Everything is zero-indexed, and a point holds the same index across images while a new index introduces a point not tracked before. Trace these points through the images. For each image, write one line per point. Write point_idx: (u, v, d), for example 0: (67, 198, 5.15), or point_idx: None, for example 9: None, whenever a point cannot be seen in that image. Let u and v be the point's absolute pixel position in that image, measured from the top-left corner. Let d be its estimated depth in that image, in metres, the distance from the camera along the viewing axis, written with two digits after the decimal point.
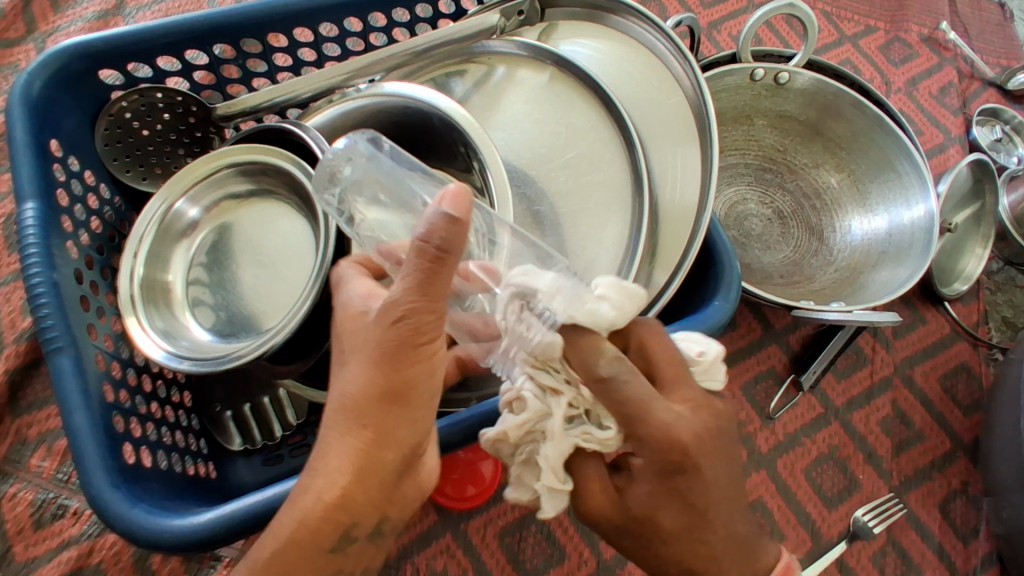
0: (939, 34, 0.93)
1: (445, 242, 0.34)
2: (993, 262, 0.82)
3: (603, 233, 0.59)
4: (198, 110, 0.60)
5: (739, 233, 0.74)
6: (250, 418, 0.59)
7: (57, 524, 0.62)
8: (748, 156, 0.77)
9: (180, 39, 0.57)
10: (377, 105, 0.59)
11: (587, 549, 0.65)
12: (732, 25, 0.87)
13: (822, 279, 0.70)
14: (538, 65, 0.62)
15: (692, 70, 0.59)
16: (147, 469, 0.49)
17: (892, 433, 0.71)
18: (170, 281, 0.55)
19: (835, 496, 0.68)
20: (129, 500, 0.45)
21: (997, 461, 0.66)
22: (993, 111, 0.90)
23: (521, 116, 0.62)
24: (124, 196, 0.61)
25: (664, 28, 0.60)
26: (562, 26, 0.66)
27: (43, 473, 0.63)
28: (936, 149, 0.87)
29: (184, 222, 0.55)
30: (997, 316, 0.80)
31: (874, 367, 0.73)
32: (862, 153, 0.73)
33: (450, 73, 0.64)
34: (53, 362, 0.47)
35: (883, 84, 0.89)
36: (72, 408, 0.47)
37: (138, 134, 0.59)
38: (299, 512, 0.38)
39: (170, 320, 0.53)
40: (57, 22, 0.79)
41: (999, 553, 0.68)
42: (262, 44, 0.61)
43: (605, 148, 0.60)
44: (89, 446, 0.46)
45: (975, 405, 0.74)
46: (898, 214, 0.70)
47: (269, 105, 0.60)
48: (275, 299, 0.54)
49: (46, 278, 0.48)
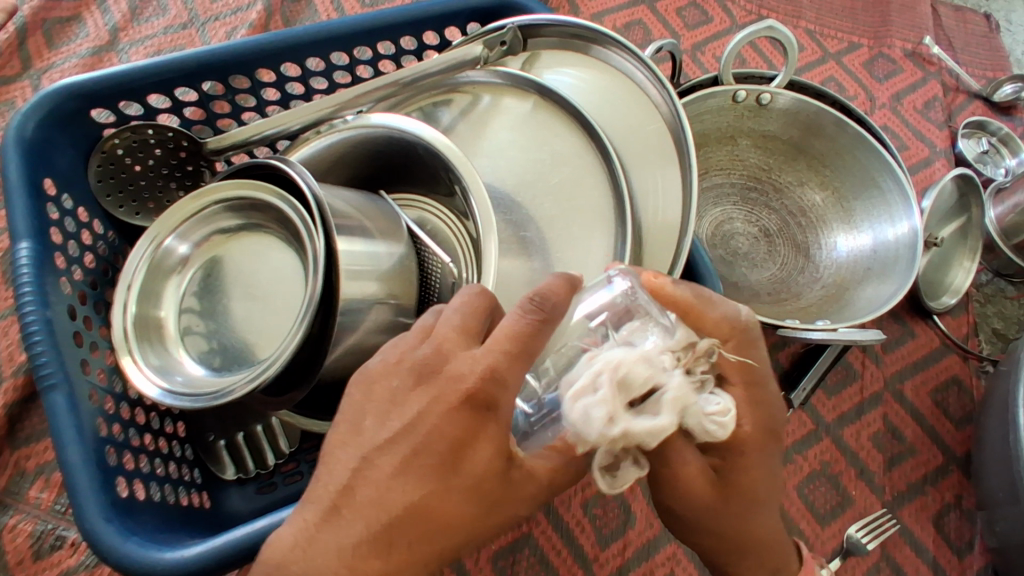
0: (923, 49, 0.94)
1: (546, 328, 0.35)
2: (982, 274, 0.83)
3: (589, 256, 0.59)
4: (188, 145, 0.61)
5: (726, 252, 0.75)
6: (243, 448, 0.59)
7: (56, 555, 0.63)
8: (733, 176, 0.78)
9: (170, 77, 0.58)
10: (364, 135, 0.60)
11: (580, 571, 0.65)
12: (715, 46, 0.88)
13: (809, 296, 0.71)
14: (522, 93, 0.63)
15: (670, 97, 0.60)
16: (140, 501, 0.50)
17: (883, 448, 0.72)
18: (162, 316, 0.56)
19: (828, 512, 0.68)
20: (122, 534, 0.46)
21: (988, 475, 0.66)
22: (979, 123, 0.91)
23: (507, 143, 0.63)
24: (118, 231, 0.62)
25: (643, 57, 0.62)
26: (545, 54, 0.67)
27: (41, 505, 0.64)
28: (922, 163, 0.88)
29: (174, 258, 0.56)
30: (987, 328, 0.80)
31: (864, 382, 0.74)
32: (846, 170, 0.74)
33: (437, 102, 0.65)
34: (47, 398, 0.49)
35: (867, 101, 0.90)
36: (65, 444, 0.48)
37: (131, 170, 0.61)
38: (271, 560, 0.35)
39: (163, 354, 0.54)
40: (53, 60, 0.80)
41: (994, 567, 0.68)
42: (251, 80, 0.62)
43: (589, 174, 0.61)
44: (83, 481, 0.47)
45: (967, 418, 0.75)
46: (882, 232, 0.70)
47: (260, 138, 0.62)
48: (266, 331, 0.55)
49: (40, 315, 0.50)
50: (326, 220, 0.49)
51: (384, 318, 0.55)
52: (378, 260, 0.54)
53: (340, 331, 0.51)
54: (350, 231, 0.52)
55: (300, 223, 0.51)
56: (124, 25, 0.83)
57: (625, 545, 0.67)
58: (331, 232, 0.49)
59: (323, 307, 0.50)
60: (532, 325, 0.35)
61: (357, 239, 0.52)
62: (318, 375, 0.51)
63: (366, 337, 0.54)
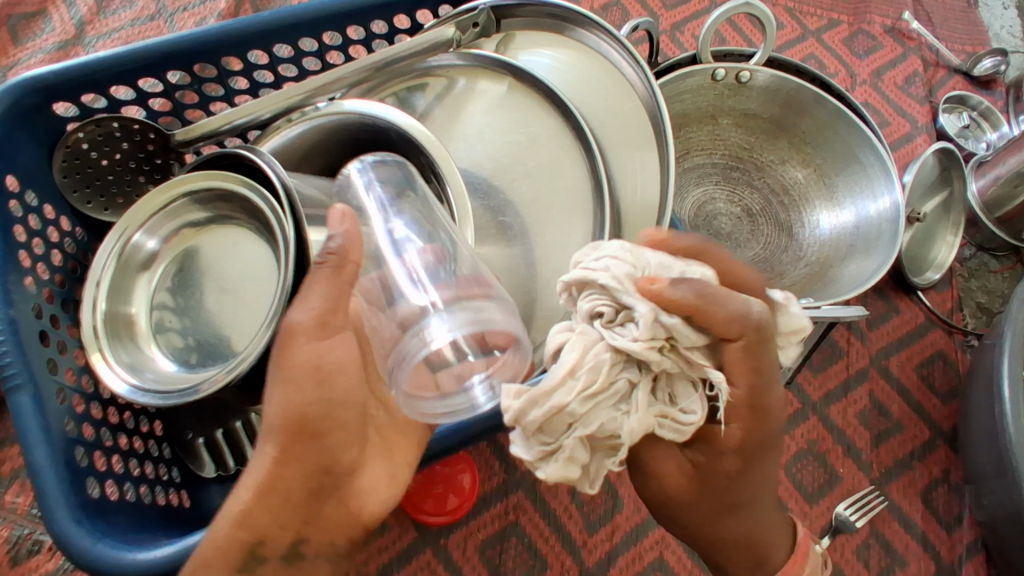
0: (902, 25, 0.94)
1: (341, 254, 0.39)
2: (965, 248, 0.82)
3: (568, 238, 0.59)
4: (156, 137, 0.59)
5: (708, 233, 0.74)
6: (223, 444, 0.57)
7: (33, 560, 0.60)
8: (714, 156, 0.77)
9: (134, 67, 0.56)
10: (336, 122, 0.59)
11: (569, 558, 0.64)
12: (694, 26, 0.88)
13: (793, 275, 0.71)
14: (496, 76, 0.62)
15: (645, 76, 0.59)
16: (113, 502, 0.49)
17: (870, 425, 0.71)
18: (133, 313, 0.54)
19: (816, 490, 0.68)
20: (94, 535, 0.44)
21: (975, 448, 0.66)
22: (960, 98, 0.90)
23: (482, 127, 0.62)
24: (85, 227, 0.60)
25: (620, 37, 0.60)
26: (519, 36, 0.66)
27: (16, 509, 0.61)
28: (903, 139, 0.87)
29: (143, 253, 0.55)
30: (972, 302, 0.80)
31: (850, 359, 0.73)
32: (826, 148, 0.73)
33: (410, 87, 0.64)
34: (12, 400, 0.47)
35: (848, 77, 0.89)
36: (33, 446, 0.46)
37: (98, 164, 0.59)
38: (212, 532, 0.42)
39: (135, 352, 0.53)
40: (18, 55, 0.78)
41: (984, 541, 0.68)
42: (218, 68, 0.61)
43: (566, 155, 0.60)
44: (51, 485, 0.45)
45: (953, 392, 0.74)
46: (864, 208, 0.70)
47: (229, 128, 0.60)
48: (240, 325, 0.54)
49: (3, 316, 0.48)
50: (295, 208, 0.48)
51: None
52: None
53: None
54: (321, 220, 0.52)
55: (269, 213, 0.49)
56: (90, 18, 0.81)
57: (614, 530, 0.66)
58: (302, 220, 0.48)
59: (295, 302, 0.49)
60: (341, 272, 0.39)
61: None
62: None
63: None
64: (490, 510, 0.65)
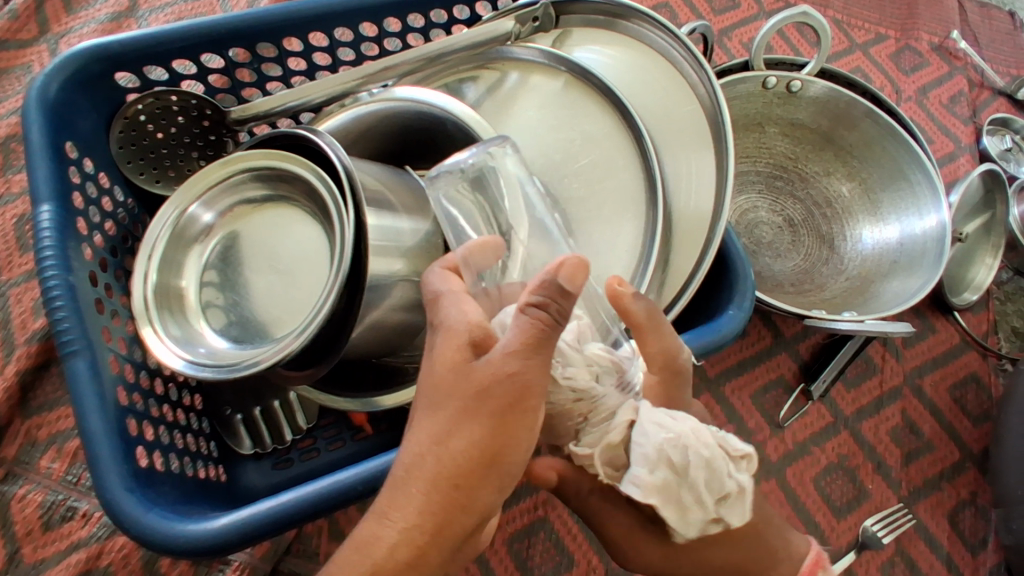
0: (950, 43, 0.93)
1: (557, 307, 0.34)
2: (1002, 272, 0.82)
3: (617, 237, 0.59)
4: (212, 113, 0.59)
5: (750, 241, 0.74)
6: (260, 422, 0.58)
7: (67, 526, 0.59)
8: (759, 164, 0.77)
9: (197, 42, 0.56)
10: (389, 109, 0.59)
11: (596, 557, 0.64)
12: (743, 33, 0.87)
13: (834, 287, 0.70)
14: (552, 71, 0.62)
15: (708, 79, 0.59)
16: (160, 473, 0.49)
17: (901, 443, 0.71)
18: (183, 286, 0.54)
19: (844, 505, 0.67)
20: (144, 505, 0.44)
21: (1007, 472, 0.66)
22: (1003, 120, 0.90)
23: (535, 123, 0.62)
24: (137, 199, 0.61)
25: (680, 35, 0.60)
26: (576, 32, 0.66)
27: (52, 475, 0.60)
28: (946, 158, 0.87)
29: (198, 226, 0.55)
30: (1007, 326, 0.79)
31: (884, 376, 0.72)
32: (874, 162, 0.73)
33: (462, 78, 0.65)
34: (68, 365, 0.46)
35: (894, 93, 0.89)
36: (86, 411, 0.46)
37: (153, 137, 0.59)
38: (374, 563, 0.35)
39: (185, 325, 0.53)
40: (69, 23, 0.78)
41: (1007, 564, 0.67)
42: (277, 48, 0.61)
43: (620, 155, 0.59)
44: (105, 451, 0.45)
45: (984, 415, 0.74)
46: (910, 225, 0.69)
47: (282, 109, 0.60)
48: (290, 306, 0.54)
49: (62, 280, 0.47)
50: (356, 192, 0.48)
51: (407, 295, 0.54)
52: (404, 236, 0.53)
53: (367, 305, 0.50)
54: (378, 206, 0.51)
55: (330, 199, 0.49)
56: None
57: None
58: (361, 207, 0.48)
59: (352, 283, 0.49)
60: (540, 328, 0.34)
61: (385, 213, 0.52)
62: (344, 349, 0.50)
63: (387, 314, 0.53)
64: (519, 504, 0.65)
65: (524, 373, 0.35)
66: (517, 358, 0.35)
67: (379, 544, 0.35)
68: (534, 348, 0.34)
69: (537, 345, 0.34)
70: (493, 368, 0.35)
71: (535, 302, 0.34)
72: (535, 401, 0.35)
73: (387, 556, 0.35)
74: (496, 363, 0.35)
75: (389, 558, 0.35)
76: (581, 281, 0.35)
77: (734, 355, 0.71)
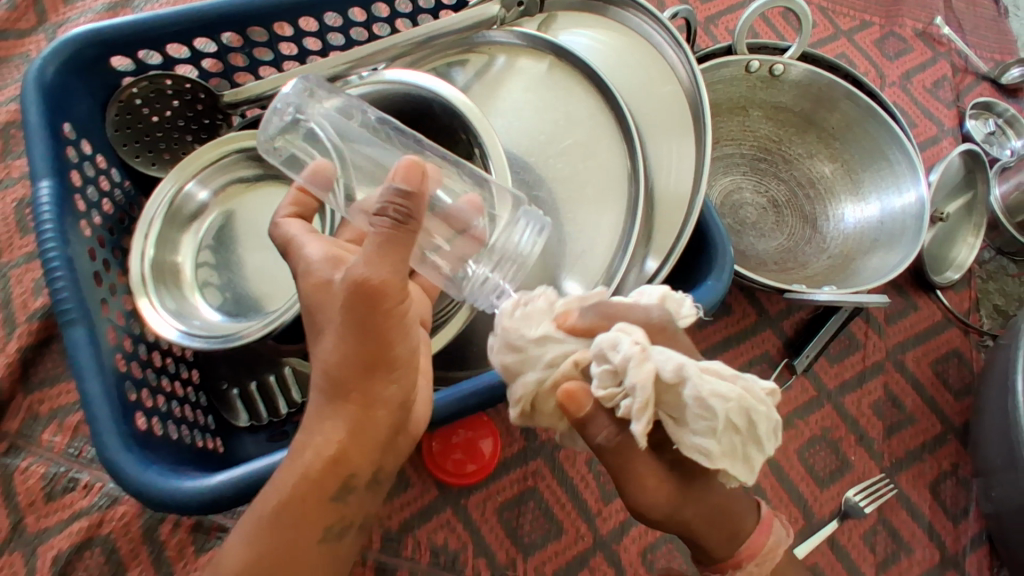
0: (934, 29, 0.95)
1: (404, 208, 0.36)
2: (985, 251, 0.83)
3: (599, 212, 0.60)
4: (206, 97, 0.61)
5: (734, 221, 0.75)
6: (256, 396, 0.60)
7: (68, 497, 0.60)
8: (743, 146, 0.78)
9: (189, 28, 0.58)
10: (379, 92, 0.61)
11: (584, 525, 0.66)
12: (728, 20, 0.89)
13: (816, 265, 0.72)
14: (537, 54, 0.64)
15: (687, 59, 0.61)
16: (157, 438, 0.50)
17: (883, 416, 0.72)
18: (179, 262, 0.56)
19: (827, 476, 0.69)
20: (141, 464, 0.46)
21: (985, 441, 0.67)
22: (986, 104, 0.91)
23: (521, 104, 0.63)
24: (133, 180, 0.62)
25: (662, 19, 0.62)
26: (562, 16, 0.68)
27: (54, 448, 0.62)
28: (929, 142, 0.89)
29: (193, 205, 0.56)
30: (989, 304, 0.80)
31: (866, 352, 0.74)
32: (855, 143, 0.75)
33: (451, 63, 0.66)
34: (66, 334, 0.48)
35: (877, 78, 0.91)
36: (85, 376, 0.47)
37: (148, 120, 0.61)
38: (301, 468, 0.40)
39: (180, 299, 0.55)
40: (67, 14, 0.80)
41: (989, 533, 0.69)
42: (269, 33, 0.62)
43: (602, 133, 0.61)
44: (103, 413, 0.46)
45: (966, 389, 0.75)
46: (889, 202, 0.71)
47: (275, 94, 0.62)
48: (281, 280, 0.57)
49: (61, 253, 0.49)
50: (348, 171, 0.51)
51: None
52: None
53: None
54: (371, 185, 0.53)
55: None
56: None
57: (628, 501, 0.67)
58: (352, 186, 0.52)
59: None
60: (391, 230, 0.36)
61: None
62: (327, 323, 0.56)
63: None
64: (508, 475, 0.66)
65: (386, 276, 0.36)
66: (385, 266, 0.36)
67: (306, 449, 0.41)
68: (392, 255, 0.37)
69: (389, 249, 0.36)
70: (354, 278, 0.36)
71: (383, 210, 0.37)
72: (398, 315, 0.38)
73: (314, 456, 0.40)
74: (355, 274, 0.36)
75: (316, 456, 0.40)
76: (418, 177, 0.37)
77: (718, 332, 0.72)
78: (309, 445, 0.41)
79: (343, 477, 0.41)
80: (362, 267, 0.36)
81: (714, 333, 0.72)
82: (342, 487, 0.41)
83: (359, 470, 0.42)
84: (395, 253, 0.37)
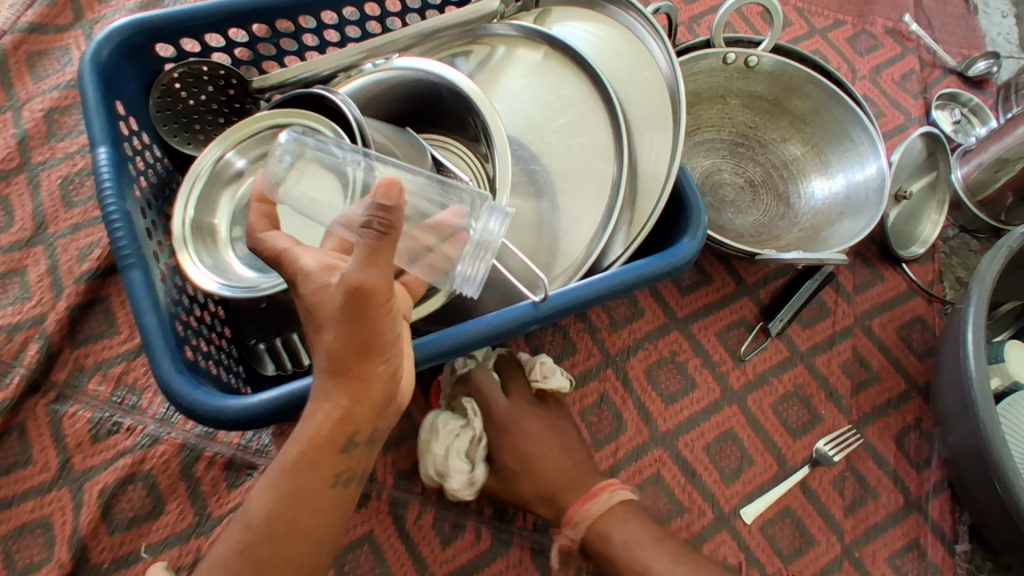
0: (903, 26, 1.02)
1: (387, 221, 0.40)
2: (949, 229, 0.90)
3: (588, 182, 0.67)
4: (237, 83, 0.68)
5: (714, 199, 0.82)
6: (282, 351, 0.65)
7: (113, 438, 0.67)
8: (722, 132, 0.86)
9: (224, 19, 0.66)
10: (393, 78, 0.68)
11: None
12: (710, 18, 0.97)
13: (788, 236, 0.79)
14: (533, 44, 0.71)
15: (666, 48, 0.68)
16: (201, 371, 0.57)
17: (851, 374, 0.79)
18: (215, 224, 0.63)
19: (799, 427, 0.75)
20: (191, 386, 0.52)
21: (942, 393, 0.73)
22: (952, 95, 0.99)
23: (520, 89, 0.71)
24: (171, 158, 0.69)
25: (645, 12, 0.69)
26: (555, 12, 0.76)
27: (99, 396, 0.69)
28: (896, 129, 0.96)
29: (229, 174, 0.63)
30: (952, 276, 0.87)
31: (836, 317, 0.81)
32: (824, 126, 0.82)
33: (455, 53, 0.74)
34: (125, 276, 0.55)
35: (850, 72, 0.98)
36: (142, 311, 0.54)
37: (185, 103, 0.68)
38: (313, 427, 0.44)
39: (216, 255, 0.62)
40: (103, 11, 0.88)
41: (949, 480, 0.75)
42: (293, 25, 0.70)
43: (590, 112, 0.68)
44: (158, 341, 0.53)
45: (929, 351, 0.82)
46: (853, 176, 0.78)
47: (296, 81, 0.69)
48: None
49: (119, 207, 0.56)
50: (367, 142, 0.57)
51: None
52: None
53: None
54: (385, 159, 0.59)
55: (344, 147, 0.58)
56: None
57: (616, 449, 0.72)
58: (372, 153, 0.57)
59: None
60: (376, 240, 0.40)
61: None
62: None
63: None
64: None
65: (377, 279, 0.41)
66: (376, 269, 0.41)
67: (318, 412, 0.45)
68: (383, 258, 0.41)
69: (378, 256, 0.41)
70: (348, 281, 0.41)
71: (368, 223, 0.40)
72: (386, 312, 0.42)
73: (325, 417, 0.44)
74: (349, 278, 0.41)
75: (325, 418, 0.44)
76: (397, 194, 0.40)
77: (700, 299, 0.79)
78: (321, 408, 0.45)
79: (349, 434, 0.45)
80: (356, 274, 0.41)
81: (695, 299, 0.79)
82: (348, 442, 0.45)
83: (360, 431, 0.45)
84: (382, 260, 0.41)
